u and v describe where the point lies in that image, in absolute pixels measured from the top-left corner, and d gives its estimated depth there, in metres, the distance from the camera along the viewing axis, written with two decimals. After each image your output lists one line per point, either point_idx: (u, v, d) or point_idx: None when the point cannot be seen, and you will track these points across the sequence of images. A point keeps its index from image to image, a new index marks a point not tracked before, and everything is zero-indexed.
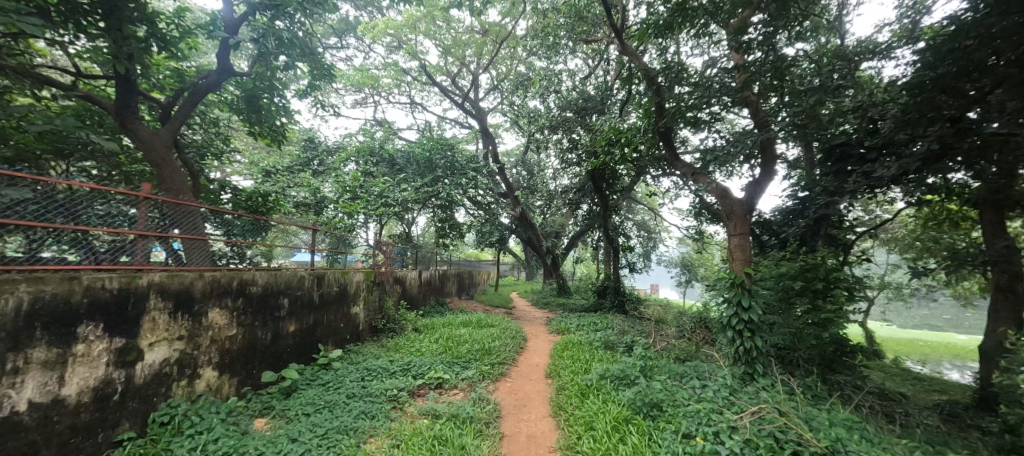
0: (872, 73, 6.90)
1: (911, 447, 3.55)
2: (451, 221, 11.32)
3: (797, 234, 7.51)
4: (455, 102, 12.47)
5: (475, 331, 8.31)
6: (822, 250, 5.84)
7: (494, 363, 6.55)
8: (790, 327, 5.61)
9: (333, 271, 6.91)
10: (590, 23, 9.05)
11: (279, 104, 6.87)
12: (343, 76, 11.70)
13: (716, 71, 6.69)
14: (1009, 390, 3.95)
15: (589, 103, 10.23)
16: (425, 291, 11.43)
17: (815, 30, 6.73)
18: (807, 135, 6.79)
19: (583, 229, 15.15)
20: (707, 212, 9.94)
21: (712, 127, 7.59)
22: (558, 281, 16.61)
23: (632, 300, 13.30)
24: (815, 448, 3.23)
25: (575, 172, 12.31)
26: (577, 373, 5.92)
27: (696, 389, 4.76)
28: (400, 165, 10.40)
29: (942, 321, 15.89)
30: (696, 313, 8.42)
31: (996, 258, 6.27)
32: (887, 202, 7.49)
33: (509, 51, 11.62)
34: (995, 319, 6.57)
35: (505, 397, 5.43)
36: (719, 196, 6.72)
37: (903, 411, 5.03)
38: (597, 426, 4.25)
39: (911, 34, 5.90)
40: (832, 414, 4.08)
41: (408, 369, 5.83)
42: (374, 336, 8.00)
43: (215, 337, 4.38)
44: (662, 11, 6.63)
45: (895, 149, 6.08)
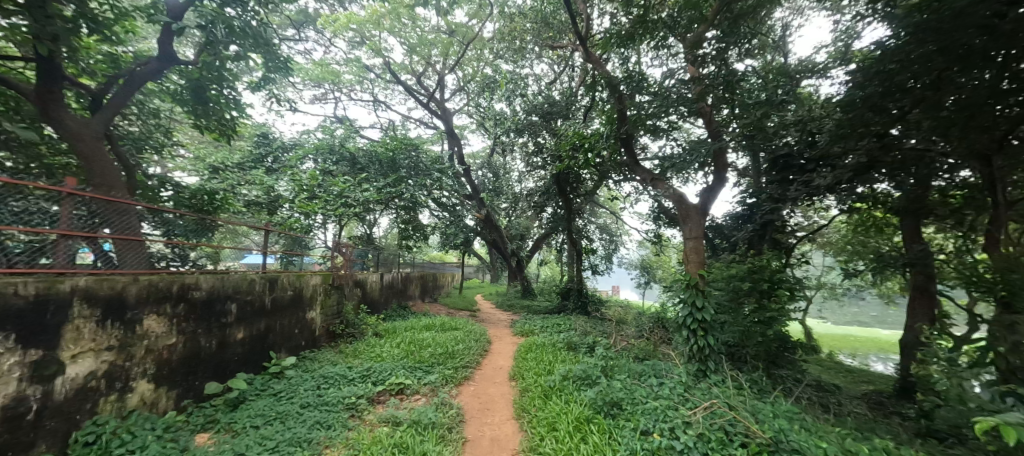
0: (811, 91, 7.50)
1: (843, 434, 3.87)
2: (415, 223, 11.07)
3: (745, 238, 7.98)
4: (420, 102, 12.24)
5: (438, 335, 8.18)
6: (767, 253, 6.27)
7: (457, 366, 6.46)
8: (739, 326, 5.91)
9: (288, 274, 6.56)
10: (556, 30, 9.21)
11: (229, 97, 6.45)
12: (301, 70, 11.17)
13: (674, 82, 7.01)
14: (926, 379, 4.40)
15: (555, 108, 10.37)
16: (387, 294, 11.09)
17: (762, 48, 7.21)
18: (756, 145, 7.25)
19: (548, 231, 15.34)
20: (666, 217, 10.36)
21: (670, 135, 7.93)
22: (523, 283, 16.72)
23: (594, 301, 13.65)
24: (761, 439, 3.47)
25: (540, 175, 12.48)
26: (540, 375, 5.96)
27: (654, 387, 4.93)
28: (362, 165, 10.04)
29: (870, 317, 17.46)
30: (655, 313, 8.73)
31: (915, 260, 6.96)
32: (824, 209, 8.14)
33: (476, 53, 11.56)
34: (912, 315, 7.30)
35: (468, 401, 5.36)
36: (676, 201, 7.02)
37: (837, 401, 5.48)
38: (560, 426, 4.30)
39: (844, 56, 6.47)
40: (776, 407, 4.35)
41: (367, 375, 5.63)
42: (332, 342, 7.65)
43: (151, 347, 4.02)
44: (624, 21, 6.85)
45: (831, 161, 6.65)
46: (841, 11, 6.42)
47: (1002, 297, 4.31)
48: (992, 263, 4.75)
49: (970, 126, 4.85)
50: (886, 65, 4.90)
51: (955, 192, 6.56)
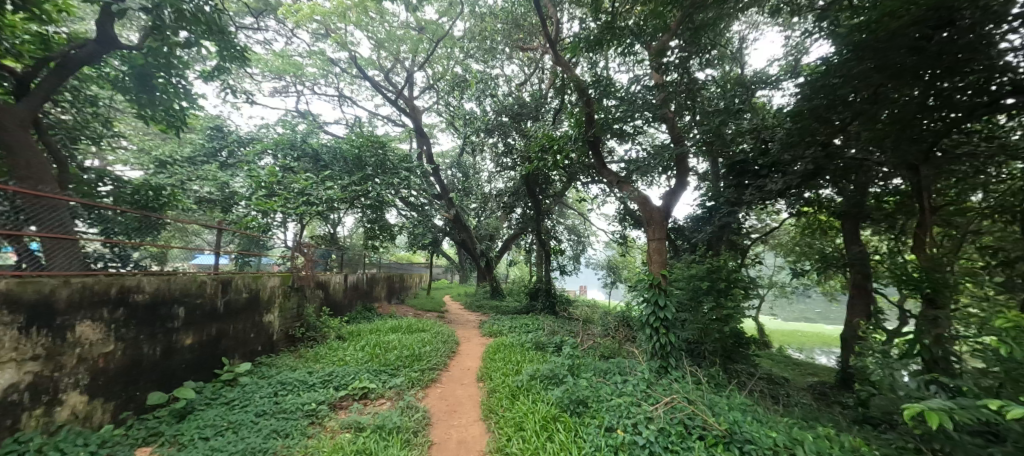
0: (765, 101, 7.96)
1: (790, 423, 4.13)
2: (382, 223, 10.78)
3: (705, 239, 8.36)
4: (388, 98, 11.93)
5: (405, 337, 8.01)
6: (724, 254, 6.56)
7: (424, 369, 6.35)
8: (699, 323, 6.16)
9: (242, 275, 6.20)
10: (526, 32, 9.30)
11: (178, 85, 6.01)
12: (259, 61, 10.62)
13: (640, 88, 7.23)
14: (862, 370, 4.77)
15: (524, 110, 10.45)
16: (351, 296, 10.75)
17: (720, 59, 7.58)
18: (716, 151, 7.60)
19: (517, 232, 15.42)
20: (631, 219, 10.66)
21: (635, 139, 8.16)
22: (491, 283, 16.70)
23: (562, 301, 13.85)
24: (718, 431, 3.67)
25: (509, 176, 12.51)
26: (507, 375, 5.97)
27: (618, 384, 5.05)
28: (325, 162, 9.68)
29: (815, 314, 18.74)
30: (619, 312, 8.95)
31: (854, 261, 7.54)
32: (775, 213, 8.66)
33: (446, 51, 11.44)
34: (851, 311, 7.80)
35: (435, 404, 5.27)
36: (641, 203, 7.22)
37: (786, 393, 5.83)
38: (527, 426, 4.33)
39: (794, 69, 6.91)
40: (731, 400, 4.59)
41: (329, 380, 5.43)
42: (291, 347, 7.31)
43: (85, 355, 3.69)
44: (593, 27, 7.01)
45: (782, 167, 7.07)
46: (792, 27, 6.85)
47: (927, 293, 4.77)
48: (918, 263, 5.21)
49: (901, 138, 5.31)
50: (830, 80, 5.26)
51: (889, 198, 7.18)
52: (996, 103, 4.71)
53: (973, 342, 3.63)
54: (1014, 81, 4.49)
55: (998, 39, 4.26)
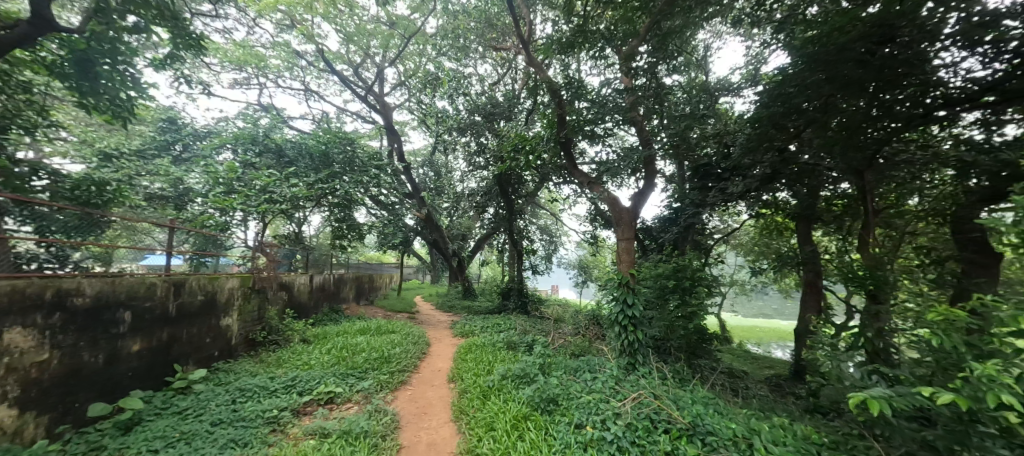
0: (727, 107, 8.33)
1: (748, 414, 4.35)
2: (350, 222, 10.37)
3: (671, 239, 8.64)
4: (357, 94, 11.60)
5: (374, 338, 7.81)
6: (689, 253, 6.81)
7: (394, 371, 6.22)
8: (665, 320, 6.37)
9: (198, 277, 5.85)
10: (499, 31, 9.29)
11: (126, 73, 5.54)
12: (218, 50, 10.07)
13: (611, 91, 7.40)
14: (812, 363, 5.08)
15: (497, 109, 10.44)
16: (317, 297, 10.40)
17: (687, 65, 7.87)
18: (682, 154, 7.88)
19: (489, 232, 15.43)
20: (602, 219, 10.88)
21: (606, 141, 8.33)
22: (463, 283, 16.60)
23: (533, 301, 13.94)
24: (682, 425, 3.81)
25: (482, 175, 12.48)
26: (479, 375, 5.95)
27: (588, 382, 5.13)
28: (290, 158, 9.30)
29: (772, 310, 19.76)
30: (590, 311, 9.12)
31: (807, 260, 8.01)
32: (736, 214, 9.09)
33: (418, 47, 11.26)
34: (804, 307, 8.27)
35: (405, 406, 5.17)
36: (610, 204, 7.37)
37: (745, 386, 6.12)
38: (497, 426, 4.33)
39: (754, 78, 7.27)
40: (694, 394, 4.77)
41: (292, 385, 5.22)
42: (251, 351, 6.96)
43: (14, 365, 3.37)
44: (565, 29, 7.11)
45: (742, 171, 7.42)
46: (753, 38, 7.20)
47: (869, 290, 5.15)
48: (863, 262, 5.60)
49: (848, 145, 5.69)
50: (785, 89, 5.56)
51: (837, 201, 7.69)
52: (930, 114, 5.14)
53: (909, 334, 3.93)
54: (945, 95, 4.91)
55: (933, 55, 4.64)
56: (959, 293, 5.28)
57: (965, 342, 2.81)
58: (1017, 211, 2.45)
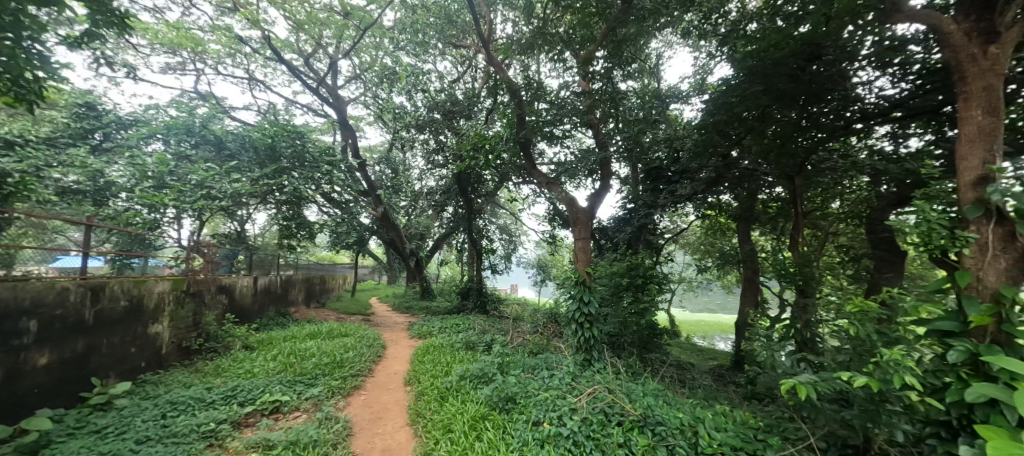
0: (677, 113, 8.79)
1: (694, 403, 4.61)
2: (301, 221, 9.76)
3: (626, 239, 8.98)
4: (307, 85, 10.99)
5: (325, 343, 7.46)
6: (642, 252, 7.11)
7: (346, 376, 5.96)
8: (619, 317, 6.61)
9: (124, 280, 5.28)
10: (459, 29, 9.22)
11: (32, 52, 4.47)
12: (146, 30, 9.13)
13: (569, 94, 7.54)
14: (750, 353, 5.48)
15: (456, 107, 10.29)
16: (262, 301, 9.76)
17: (640, 72, 8.21)
18: (635, 157, 8.21)
19: (449, 231, 15.26)
20: (560, 219, 11.09)
21: (564, 142, 8.48)
22: (421, 284, 16.26)
23: (493, 301, 13.96)
24: (633, 416, 3.98)
25: (440, 174, 12.32)
26: (437, 377, 5.85)
27: (545, 379, 5.21)
28: (231, 151, 8.73)
29: (717, 305, 21.07)
30: (548, 309, 9.25)
31: (746, 258, 8.62)
32: (685, 215, 9.62)
33: (375, 40, 10.86)
34: (744, 302, 8.89)
35: (358, 413, 4.98)
36: (568, 204, 7.51)
37: (691, 377, 6.48)
38: (455, 427, 4.30)
39: (701, 87, 7.74)
40: (646, 386, 4.99)
41: (232, 396, 4.85)
42: (185, 361, 6.39)
43: None
44: (525, 30, 7.21)
45: (690, 174, 7.85)
46: (700, 49, 7.65)
47: (799, 285, 5.64)
48: (794, 260, 6.12)
49: (782, 153, 6.20)
50: (728, 98, 5.98)
51: (772, 204, 8.36)
52: (850, 127, 5.72)
53: (831, 324, 4.34)
54: (862, 109, 5.49)
55: (852, 73, 5.18)
56: (873, 287, 5.91)
57: (876, 330, 3.15)
58: (918, 214, 2.79)
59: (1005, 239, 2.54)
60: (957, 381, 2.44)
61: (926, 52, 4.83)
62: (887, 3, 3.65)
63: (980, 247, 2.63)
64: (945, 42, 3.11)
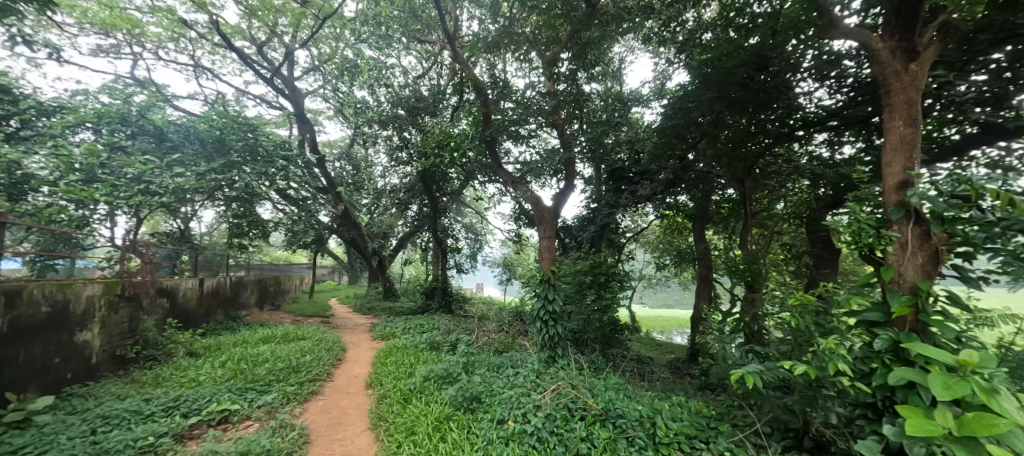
0: (638, 116, 9.10)
1: (652, 395, 4.80)
2: (252, 218, 9.22)
3: (589, 238, 9.20)
4: (261, 75, 10.37)
5: (280, 347, 7.10)
6: (605, 250, 7.31)
7: (303, 381, 5.71)
8: (582, 314, 6.77)
9: (47, 283, 4.78)
10: (424, 24, 9.03)
11: None
12: (72, 6, 8.25)
13: (535, 94, 7.59)
14: (704, 346, 5.77)
15: (421, 104, 10.09)
16: (209, 304, 9.14)
17: (603, 75, 8.43)
18: (598, 158, 8.42)
19: (413, 230, 15.00)
20: (525, 218, 11.19)
21: (530, 142, 8.54)
22: (384, 284, 15.86)
23: (458, 300, 13.86)
24: (595, 411, 4.08)
25: (404, 171, 12.08)
26: (400, 379, 5.74)
27: (510, 377, 5.24)
28: (174, 142, 8.21)
29: (674, 300, 22.09)
30: (513, 308, 9.29)
31: (700, 256, 9.06)
32: (645, 215, 9.98)
33: (334, 31, 10.42)
34: (699, 297, 9.35)
35: (315, 419, 4.77)
36: (533, 203, 7.57)
37: (650, 370, 6.75)
38: (419, 429, 4.22)
39: (660, 92, 8.06)
40: (608, 381, 5.14)
41: (175, 407, 4.51)
42: (119, 371, 5.86)
43: None
44: (491, 29, 7.20)
45: (650, 176, 8.14)
46: (660, 55, 7.96)
47: (748, 280, 6.02)
48: (743, 257, 6.51)
49: (733, 157, 6.58)
50: (686, 103, 6.27)
51: (724, 204, 8.86)
52: (793, 133, 6.16)
53: (775, 317, 4.66)
54: (804, 118, 5.92)
55: (795, 84, 5.58)
56: (812, 282, 6.41)
57: (814, 321, 3.42)
58: (850, 214, 3.06)
59: (922, 237, 2.82)
60: (881, 366, 2.70)
61: (858, 67, 5.27)
62: (825, 20, 3.95)
63: (901, 245, 2.91)
64: (874, 59, 3.41)
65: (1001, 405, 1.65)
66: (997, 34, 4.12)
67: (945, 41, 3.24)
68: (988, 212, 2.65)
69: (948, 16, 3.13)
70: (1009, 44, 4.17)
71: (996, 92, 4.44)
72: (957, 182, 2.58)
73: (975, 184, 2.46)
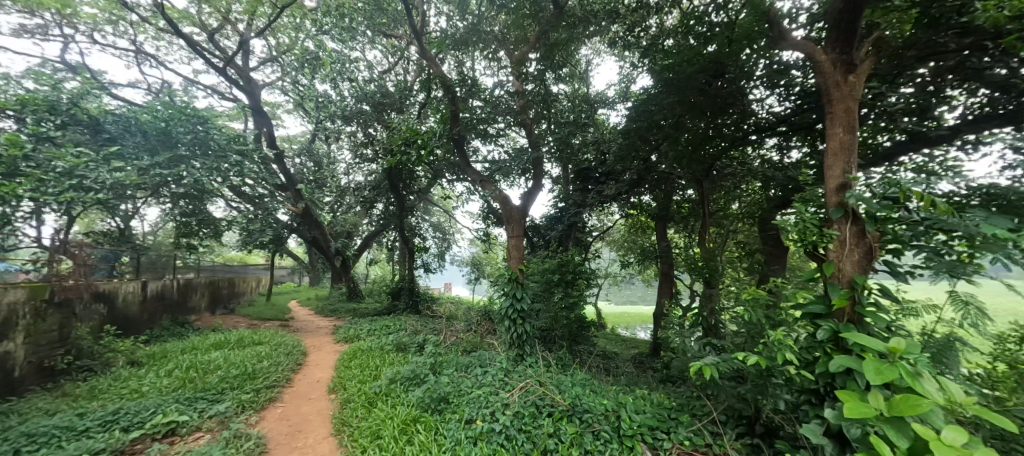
0: (604, 118, 9.32)
1: (617, 389, 4.94)
2: (202, 217, 8.89)
3: (557, 237, 9.33)
4: (212, 64, 9.74)
5: (233, 353, 6.72)
6: (572, 249, 7.44)
7: (259, 388, 5.43)
8: (550, 312, 6.85)
9: None
10: (390, 17, 8.82)
11: None
12: None
13: (503, 93, 7.59)
14: (665, 341, 6.01)
15: (387, 100, 9.85)
16: (153, 309, 8.51)
17: (570, 77, 8.57)
18: (566, 158, 8.55)
19: (379, 229, 14.65)
20: (494, 216, 11.19)
21: (498, 141, 8.53)
22: (348, 285, 15.37)
23: (426, 300, 13.67)
24: (561, 406, 4.15)
25: (369, 169, 11.75)
26: (365, 382, 5.59)
27: (478, 376, 5.23)
28: (111, 134, 7.42)
29: (637, 297, 22.87)
30: (481, 307, 9.27)
31: (662, 254, 9.41)
32: (610, 214, 10.24)
33: (294, 21, 9.96)
34: (661, 294, 9.70)
35: (274, 427, 4.57)
36: (501, 203, 7.57)
37: (615, 365, 6.95)
38: (385, 433, 4.14)
39: (625, 95, 8.30)
40: (575, 377, 5.24)
41: (114, 421, 4.17)
42: (47, 384, 5.34)
43: None
44: (459, 26, 7.12)
45: (615, 176, 8.36)
46: (624, 59, 8.19)
47: (706, 276, 6.33)
48: (702, 255, 6.82)
49: (693, 159, 6.88)
50: (649, 106, 6.50)
51: (684, 204, 9.25)
52: (746, 138, 6.52)
53: (730, 311, 4.92)
54: (756, 123, 6.28)
55: (748, 91, 5.91)
56: (763, 278, 6.83)
57: (765, 314, 3.65)
58: (796, 214, 3.26)
59: (859, 236, 3.06)
60: (823, 355, 2.92)
61: (804, 77, 5.65)
62: (775, 32, 4.20)
63: (841, 243, 3.14)
64: (818, 70, 3.66)
65: (923, 387, 1.81)
66: (922, 51, 4.50)
67: (877, 56, 3.55)
68: (913, 212, 2.94)
69: (880, 33, 3.42)
70: (932, 60, 4.64)
71: (921, 103, 4.92)
72: (888, 184, 2.82)
73: (903, 187, 2.71)
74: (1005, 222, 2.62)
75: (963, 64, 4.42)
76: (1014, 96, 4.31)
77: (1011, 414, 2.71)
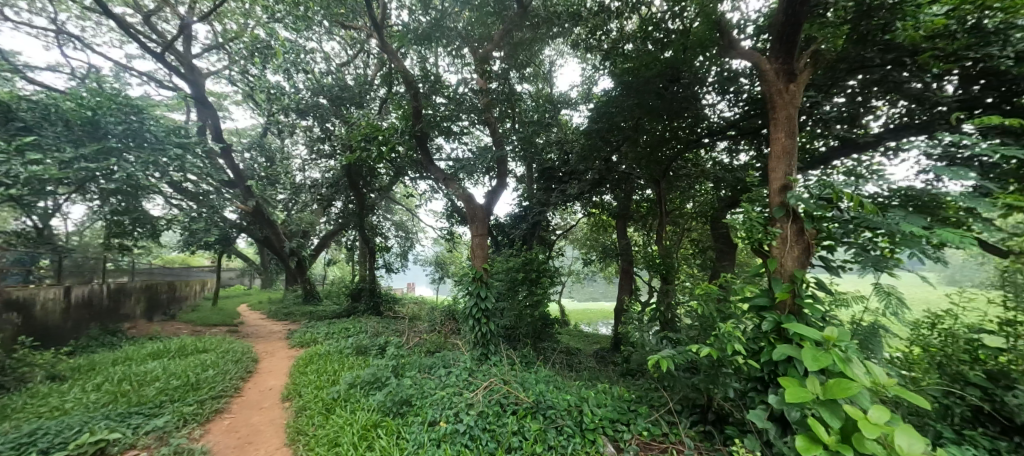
0: (567, 118, 9.49)
1: (579, 384, 5.05)
2: (135, 214, 8.10)
3: (521, 235, 9.38)
4: (149, 49, 8.94)
5: (174, 362, 6.23)
6: (536, 247, 7.52)
7: (204, 399, 5.07)
8: (514, 310, 6.88)
9: None
10: (348, 8, 8.49)
11: None
12: None
13: (467, 90, 7.52)
14: (624, 336, 6.20)
15: (345, 93, 9.49)
16: (77, 317, 7.73)
17: (534, 76, 8.64)
18: (529, 157, 8.62)
19: (337, 227, 14.12)
20: (458, 215, 11.09)
21: (461, 139, 8.43)
22: (305, 287, 14.67)
23: (388, 300, 13.35)
24: (525, 404, 4.19)
25: (327, 165, 11.26)
26: (322, 388, 5.37)
27: (442, 377, 5.16)
28: (26, 122, 6.58)
29: (599, 293, 23.55)
30: (444, 306, 9.16)
31: (622, 251, 9.71)
32: (573, 213, 10.43)
33: (242, 6, 9.33)
34: (621, 290, 10.00)
35: (219, 441, 4.29)
36: (465, 201, 7.50)
37: (577, 361, 7.09)
38: (343, 440, 4.01)
39: (587, 96, 8.48)
40: (538, 374, 5.30)
41: (31, 442, 3.73)
42: None
43: None
44: (422, 20, 6.94)
45: (577, 176, 8.40)
46: (586, 61, 8.36)
47: (662, 273, 6.59)
48: (659, 252, 7.10)
49: (651, 160, 7.27)
50: (610, 108, 6.68)
51: (643, 203, 9.61)
52: (699, 140, 6.86)
53: (684, 306, 5.16)
54: (709, 127, 6.61)
55: (702, 96, 6.21)
56: (714, 273, 7.23)
57: (716, 308, 3.86)
58: (744, 213, 3.44)
59: (798, 233, 3.27)
60: (768, 345, 3.12)
61: (751, 84, 6.01)
62: (725, 41, 4.43)
63: (783, 240, 3.32)
64: (763, 78, 3.90)
65: (852, 371, 1.98)
66: (852, 65, 5.00)
67: (813, 68, 3.83)
68: (844, 211, 3.25)
69: (816, 46, 3.70)
70: (860, 73, 5.06)
71: (851, 113, 5.33)
72: (823, 186, 3.07)
73: (836, 188, 2.95)
74: (919, 220, 2.94)
75: (886, 78, 4.82)
76: (927, 108, 4.68)
77: (924, 392, 3.01)
